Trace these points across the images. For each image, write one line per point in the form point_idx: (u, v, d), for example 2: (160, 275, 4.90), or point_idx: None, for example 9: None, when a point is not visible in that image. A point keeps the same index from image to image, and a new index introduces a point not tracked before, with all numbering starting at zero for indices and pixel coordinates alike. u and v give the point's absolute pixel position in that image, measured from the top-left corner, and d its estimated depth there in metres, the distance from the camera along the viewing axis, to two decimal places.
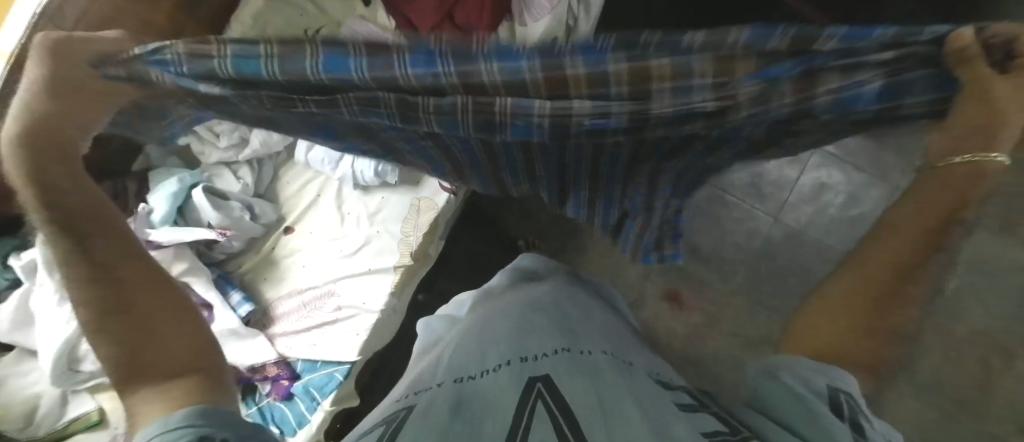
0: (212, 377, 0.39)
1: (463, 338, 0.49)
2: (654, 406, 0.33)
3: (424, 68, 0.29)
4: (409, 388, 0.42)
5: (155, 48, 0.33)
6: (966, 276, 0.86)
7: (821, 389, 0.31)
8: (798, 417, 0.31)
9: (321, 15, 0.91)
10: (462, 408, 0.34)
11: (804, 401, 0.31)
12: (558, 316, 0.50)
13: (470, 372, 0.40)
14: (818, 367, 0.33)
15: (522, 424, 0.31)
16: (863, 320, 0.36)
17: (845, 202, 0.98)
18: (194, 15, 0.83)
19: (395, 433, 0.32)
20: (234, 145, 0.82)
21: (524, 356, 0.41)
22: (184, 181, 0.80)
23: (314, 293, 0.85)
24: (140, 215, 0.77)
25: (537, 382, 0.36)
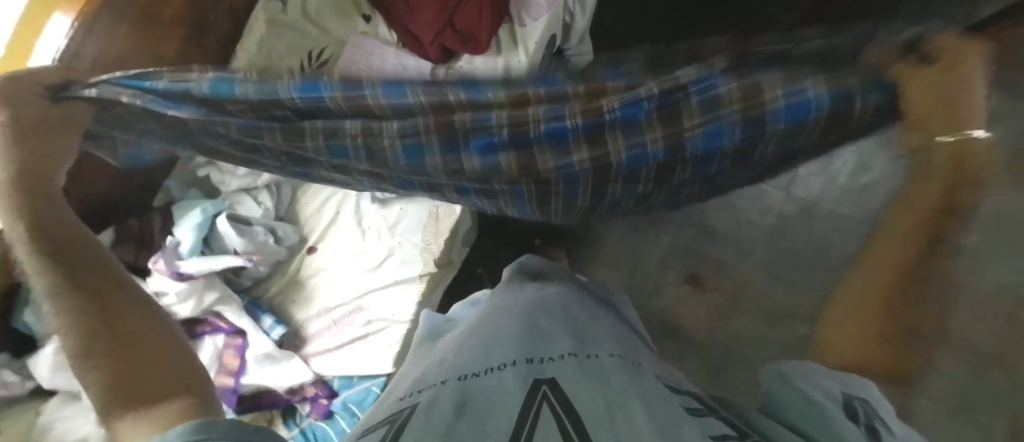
0: (204, 400, 0.37)
1: (467, 342, 0.48)
2: (663, 404, 0.32)
3: (396, 93, 0.48)
4: (412, 388, 0.41)
5: (135, 71, 0.49)
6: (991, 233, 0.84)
7: (834, 393, 0.31)
8: (820, 425, 0.30)
9: (323, 34, 0.90)
10: (466, 404, 0.33)
11: (819, 410, 0.31)
12: (565, 320, 0.49)
13: (474, 371, 0.39)
14: (831, 373, 0.32)
15: (528, 419, 0.30)
16: (885, 326, 0.33)
17: (855, 170, 0.95)
18: (204, 48, 0.85)
19: (396, 432, 0.31)
20: (252, 171, 0.84)
21: (531, 358, 0.40)
22: (207, 210, 0.79)
23: (343, 310, 0.85)
24: (167, 248, 0.77)
25: (542, 384, 0.35)
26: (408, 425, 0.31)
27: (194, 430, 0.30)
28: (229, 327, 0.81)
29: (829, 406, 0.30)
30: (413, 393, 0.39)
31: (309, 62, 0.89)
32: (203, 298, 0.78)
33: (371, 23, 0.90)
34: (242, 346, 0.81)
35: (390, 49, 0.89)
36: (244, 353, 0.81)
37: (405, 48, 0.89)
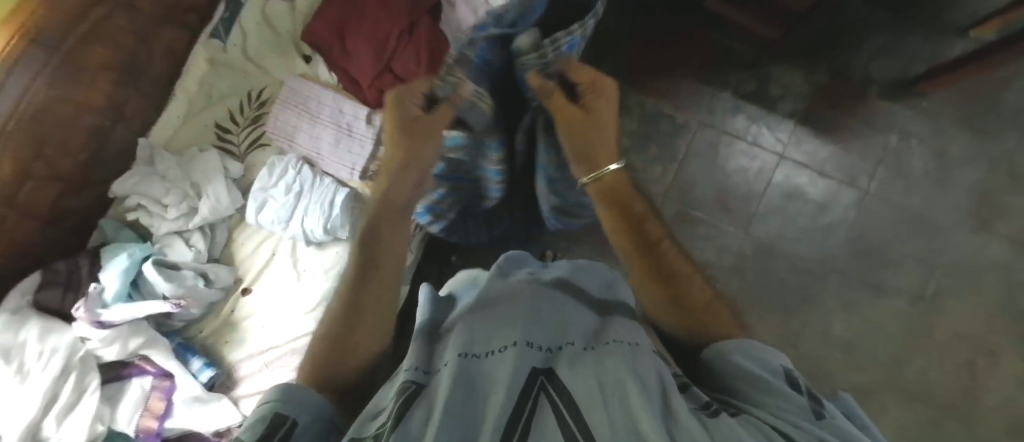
0: (339, 374, 0.47)
1: (474, 312, 0.48)
2: (658, 385, 0.34)
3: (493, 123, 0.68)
4: (413, 361, 0.42)
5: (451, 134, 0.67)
6: (874, 263, 1.12)
7: (777, 368, 0.40)
8: (760, 391, 0.39)
9: (264, 75, 0.92)
10: (469, 390, 0.35)
11: (757, 378, 0.40)
12: (567, 308, 0.49)
13: (475, 351, 0.41)
14: (762, 350, 0.43)
15: (523, 414, 0.32)
16: (667, 290, 0.53)
17: (815, 210, 1.14)
18: (136, 89, 0.86)
19: (403, 412, 0.33)
20: (183, 214, 0.84)
21: (530, 341, 0.41)
22: (134, 255, 0.80)
23: (275, 352, 0.85)
24: (90, 296, 0.77)
25: (540, 376, 0.37)
26: (416, 407, 0.33)
27: (275, 392, 0.38)
28: (157, 370, 0.81)
29: (771, 377, 0.39)
30: (417, 367, 0.41)
31: (250, 103, 0.91)
32: (127, 344, 0.78)
33: (312, 63, 0.92)
34: (169, 388, 0.82)
35: (327, 91, 0.89)
36: (171, 396, 0.81)
37: (345, 90, 0.90)
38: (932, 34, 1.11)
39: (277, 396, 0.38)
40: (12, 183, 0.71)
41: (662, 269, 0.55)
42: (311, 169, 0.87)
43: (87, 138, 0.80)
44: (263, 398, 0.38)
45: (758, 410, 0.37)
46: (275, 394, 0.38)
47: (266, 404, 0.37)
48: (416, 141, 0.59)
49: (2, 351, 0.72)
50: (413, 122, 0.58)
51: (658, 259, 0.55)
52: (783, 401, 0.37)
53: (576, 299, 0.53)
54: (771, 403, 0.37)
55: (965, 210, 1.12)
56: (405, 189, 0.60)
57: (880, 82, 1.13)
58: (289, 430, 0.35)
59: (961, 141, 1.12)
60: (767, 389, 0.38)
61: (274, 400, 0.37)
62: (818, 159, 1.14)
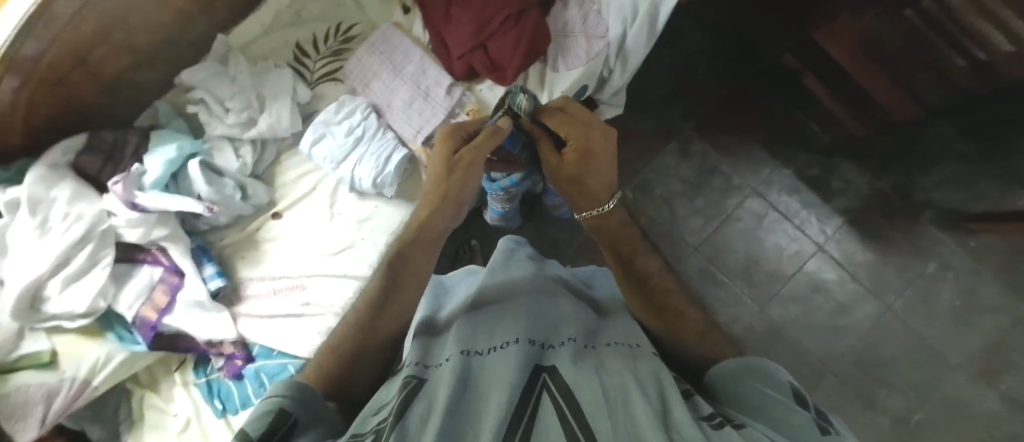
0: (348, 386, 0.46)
1: (474, 312, 0.49)
2: (657, 390, 0.34)
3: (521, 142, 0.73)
4: (413, 357, 0.43)
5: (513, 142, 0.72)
6: (878, 379, 1.10)
7: (784, 384, 0.38)
8: (767, 408, 0.36)
9: (358, 11, 0.92)
10: (469, 384, 0.36)
11: (765, 396, 0.37)
12: (568, 312, 0.51)
13: (478, 348, 0.42)
14: (766, 367, 0.40)
15: (527, 409, 0.32)
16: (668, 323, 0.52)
17: (835, 310, 1.12)
18: None
19: (405, 405, 0.33)
20: (241, 123, 0.83)
21: (532, 339, 0.42)
22: (183, 149, 0.79)
23: (286, 283, 0.83)
24: (131, 175, 0.77)
25: (542, 372, 0.37)
26: (417, 402, 0.33)
27: (285, 386, 0.36)
28: (169, 264, 0.80)
29: (781, 392, 0.37)
30: (418, 364, 0.41)
31: (335, 34, 0.91)
32: (151, 231, 0.77)
33: (408, 15, 0.92)
34: (175, 285, 0.80)
35: (417, 50, 0.89)
36: (175, 294, 0.80)
37: (432, 54, 0.89)
38: (1005, 181, 1.09)
39: (282, 391, 0.36)
40: (91, 39, 0.70)
41: (654, 296, 0.54)
42: (377, 118, 0.88)
43: (171, 17, 0.79)
44: (269, 392, 0.36)
45: (761, 425, 0.34)
46: (279, 390, 0.36)
47: (270, 399, 0.35)
48: (461, 171, 0.63)
49: (31, 201, 0.71)
50: (453, 163, 0.63)
51: (656, 292, 0.54)
52: (788, 422, 0.34)
53: (577, 300, 0.56)
54: (775, 418, 0.35)
55: (977, 357, 1.08)
56: (441, 221, 0.62)
57: (939, 209, 1.11)
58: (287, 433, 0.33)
59: (997, 290, 1.09)
60: (775, 404, 0.36)
61: (280, 394, 0.36)
62: (856, 263, 1.12)
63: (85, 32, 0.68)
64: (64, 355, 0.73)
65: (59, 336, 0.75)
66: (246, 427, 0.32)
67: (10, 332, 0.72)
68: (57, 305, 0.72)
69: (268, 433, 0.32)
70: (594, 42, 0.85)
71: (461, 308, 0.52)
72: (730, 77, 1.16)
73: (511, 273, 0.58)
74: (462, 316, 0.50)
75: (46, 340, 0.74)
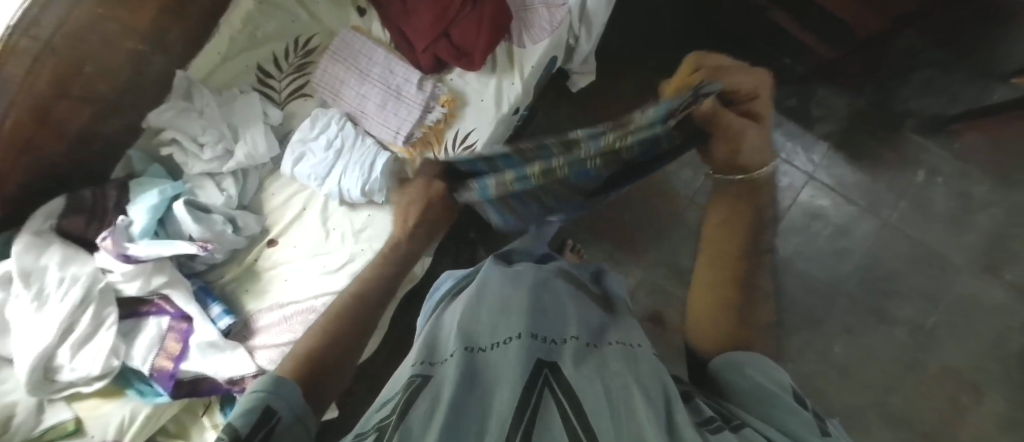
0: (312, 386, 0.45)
1: (476, 303, 0.50)
2: (658, 389, 0.35)
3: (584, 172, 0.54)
4: (419, 355, 0.43)
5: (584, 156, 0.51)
6: (887, 293, 1.12)
7: (783, 381, 0.39)
8: (773, 407, 0.37)
9: (314, 22, 0.91)
10: (475, 381, 0.36)
11: (769, 393, 0.38)
12: (566, 301, 0.52)
13: (481, 344, 0.43)
14: (765, 364, 0.41)
15: (530, 405, 0.33)
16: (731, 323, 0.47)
17: (834, 234, 1.14)
18: (182, 18, 0.83)
19: (410, 403, 0.34)
20: (218, 157, 0.83)
21: (535, 334, 0.43)
22: (164, 193, 0.78)
23: (295, 308, 0.82)
24: (117, 228, 0.75)
25: (544, 369, 0.38)
26: (422, 401, 0.34)
27: (264, 383, 0.37)
28: (175, 311, 0.80)
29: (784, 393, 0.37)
30: (424, 361, 0.42)
31: (295, 49, 0.90)
32: (150, 280, 0.76)
33: (366, 16, 0.90)
34: (185, 330, 0.79)
35: (381, 51, 0.88)
36: (187, 339, 0.79)
37: (397, 51, 0.88)
38: (979, 78, 1.10)
39: (263, 387, 0.37)
40: (47, 100, 0.69)
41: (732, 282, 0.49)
42: (355, 126, 0.87)
43: (124, 61, 0.77)
44: (250, 388, 0.37)
45: (764, 425, 0.35)
46: (260, 386, 0.37)
47: (253, 395, 0.36)
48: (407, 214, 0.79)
49: (22, 273, 0.70)
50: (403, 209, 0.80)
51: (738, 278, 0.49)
52: (789, 420, 0.35)
53: (574, 289, 0.57)
54: (780, 417, 0.36)
55: (976, 253, 1.11)
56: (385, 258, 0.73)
57: (919, 117, 1.12)
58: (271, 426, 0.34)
59: (987, 186, 1.11)
60: (775, 407, 0.37)
61: (259, 391, 0.37)
62: (847, 185, 1.14)
63: (39, 92, 0.67)
64: (87, 421, 0.73)
65: (80, 403, 0.74)
66: (232, 422, 0.33)
67: (31, 408, 0.72)
68: (72, 372, 0.72)
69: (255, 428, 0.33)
70: (556, 10, 0.83)
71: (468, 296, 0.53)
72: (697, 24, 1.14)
73: (511, 262, 0.60)
74: (469, 302, 0.51)
75: (67, 409, 0.73)
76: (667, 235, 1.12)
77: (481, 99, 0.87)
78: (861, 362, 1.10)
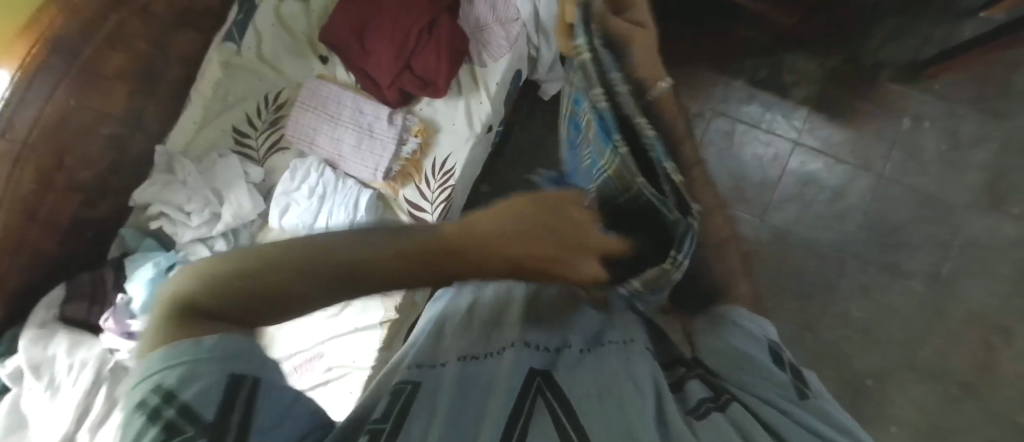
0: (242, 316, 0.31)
1: (471, 316, 0.50)
2: (651, 385, 0.34)
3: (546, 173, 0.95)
4: (412, 359, 0.43)
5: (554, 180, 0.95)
6: (896, 246, 1.10)
7: (768, 347, 0.40)
8: (757, 365, 0.38)
9: (280, 77, 0.93)
10: (467, 388, 0.36)
11: (758, 356, 0.39)
12: (564, 308, 0.51)
13: (475, 353, 0.42)
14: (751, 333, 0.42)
15: (521, 409, 0.33)
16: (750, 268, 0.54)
17: (832, 196, 1.12)
18: (154, 95, 0.85)
19: (403, 407, 0.33)
20: (206, 222, 0.85)
21: (527, 341, 0.42)
22: (159, 264, 0.80)
23: (302, 356, 0.85)
24: (119, 306, 0.78)
25: (537, 376, 0.37)
26: (415, 404, 0.34)
27: (167, 354, 0.27)
28: None
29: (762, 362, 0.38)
30: (417, 366, 0.41)
31: (267, 106, 0.92)
32: None
33: (329, 64, 0.94)
34: None
35: (347, 92, 0.90)
36: None
37: (364, 90, 0.91)
38: (945, 17, 1.10)
39: (169, 360, 0.27)
40: (34, 194, 0.71)
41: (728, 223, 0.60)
42: (333, 171, 0.89)
43: (103, 146, 0.79)
44: (145, 362, 0.27)
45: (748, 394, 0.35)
46: (219, 346, 0.28)
47: (192, 363, 0.27)
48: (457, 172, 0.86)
49: (32, 366, 0.73)
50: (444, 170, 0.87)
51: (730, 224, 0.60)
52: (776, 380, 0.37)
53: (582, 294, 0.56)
54: (766, 379, 0.37)
55: (979, 191, 1.09)
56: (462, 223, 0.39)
57: (893, 66, 1.11)
58: (253, 392, 0.27)
59: (976, 122, 1.09)
60: (763, 369, 0.38)
61: (172, 361, 0.26)
62: (833, 145, 1.13)
63: (25, 188, 0.69)
64: None
65: None
66: (147, 389, 0.25)
67: None
68: None
69: (223, 413, 0.26)
70: (511, 27, 0.86)
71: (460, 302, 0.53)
72: None
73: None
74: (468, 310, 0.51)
75: None
76: None
77: (454, 122, 0.88)
78: (883, 321, 1.08)
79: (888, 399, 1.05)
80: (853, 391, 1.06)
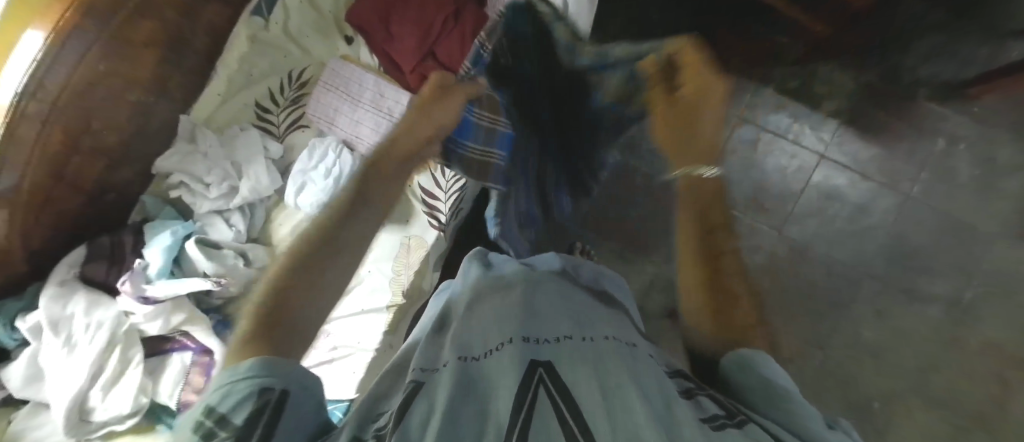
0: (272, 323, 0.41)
1: (472, 312, 0.50)
2: (656, 390, 0.34)
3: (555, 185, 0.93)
4: (418, 362, 0.43)
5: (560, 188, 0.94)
6: (916, 269, 1.07)
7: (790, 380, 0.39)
8: (775, 401, 0.37)
9: (305, 55, 0.94)
10: (466, 390, 0.36)
11: (777, 391, 0.37)
12: (568, 303, 0.51)
13: (475, 353, 0.42)
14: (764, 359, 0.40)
15: (524, 408, 0.32)
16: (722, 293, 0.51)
17: (854, 214, 1.09)
18: (180, 65, 0.86)
19: (405, 410, 0.34)
20: (224, 194, 0.86)
21: (527, 337, 0.42)
22: (176, 233, 0.82)
23: None
24: (136, 271, 0.79)
25: (539, 367, 0.37)
26: (416, 406, 0.34)
27: (255, 368, 0.35)
28: (196, 346, 0.82)
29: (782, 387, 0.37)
30: (420, 368, 0.41)
31: (290, 83, 0.93)
32: (170, 319, 0.79)
33: (353, 44, 0.93)
34: (208, 364, 0.81)
35: (369, 75, 0.89)
36: (211, 372, 0.81)
37: (386, 73, 0.90)
38: (993, 37, 1.05)
39: (254, 370, 0.35)
40: (61, 156, 0.73)
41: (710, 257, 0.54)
42: (350, 153, 0.89)
43: (130, 113, 0.81)
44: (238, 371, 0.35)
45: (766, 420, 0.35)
46: (254, 367, 0.35)
47: (247, 380, 0.34)
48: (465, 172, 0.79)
49: (50, 322, 0.74)
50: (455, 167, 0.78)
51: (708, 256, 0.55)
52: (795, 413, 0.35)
53: (589, 297, 0.55)
54: (788, 412, 0.35)
55: (1010, 219, 1.05)
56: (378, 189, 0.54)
57: (932, 84, 1.07)
58: (279, 403, 0.34)
59: (1015, 149, 1.05)
60: (781, 403, 0.36)
61: (251, 376, 0.34)
62: (860, 162, 1.09)
63: (52, 149, 0.71)
64: None
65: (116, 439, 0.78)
66: (225, 404, 0.32)
67: None
68: (104, 411, 0.75)
69: (255, 416, 0.32)
70: None
71: (461, 302, 0.53)
72: (688, 13, 1.12)
73: (498, 270, 0.60)
74: (469, 305, 0.51)
75: None
76: (675, 229, 1.10)
77: None
78: (894, 344, 1.06)
79: (892, 423, 1.03)
80: (857, 412, 1.04)
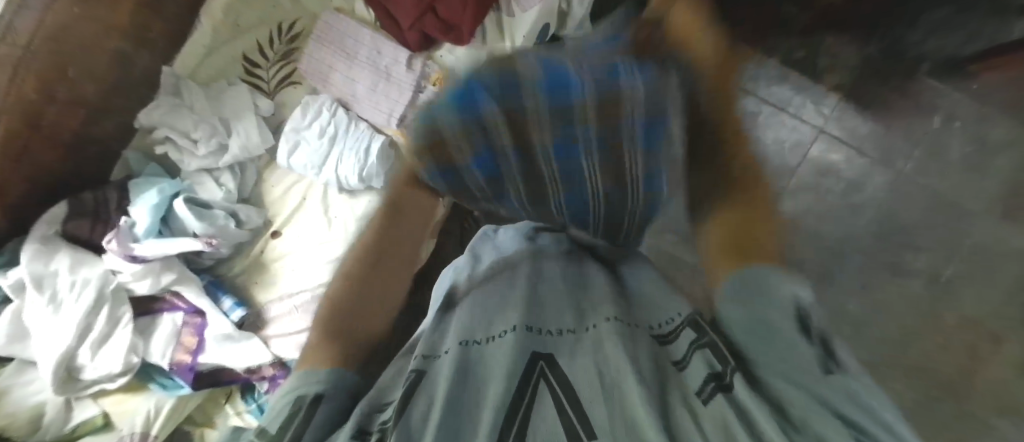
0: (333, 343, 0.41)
1: (472, 297, 0.47)
2: (654, 380, 0.33)
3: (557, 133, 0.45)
4: (421, 347, 0.41)
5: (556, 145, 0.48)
6: (902, 245, 1.09)
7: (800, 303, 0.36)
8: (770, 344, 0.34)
9: (296, 6, 0.89)
10: (468, 380, 0.35)
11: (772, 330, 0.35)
12: (573, 287, 0.48)
13: (478, 337, 0.39)
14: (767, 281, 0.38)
15: (524, 403, 0.32)
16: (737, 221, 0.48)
17: (847, 189, 1.10)
18: (163, 13, 0.81)
19: (407, 401, 0.33)
20: (212, 152, 0.84)
21: (531, 325, 0.40)
22: (164, 191, 0.79)
23: (303, 297, 0.81)
24: (122, 229, 0.77)
25: (540, 360, 0.36)
26: (417, 399, 0.33)
27: (304, 383, 0.37)
28: (187, 306, 0.81)
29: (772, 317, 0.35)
30: (422, 354, 0.39)
31: (280, 36, 0.88)
32: (160, 278, 0.78)
33: None
34: (200, 325, 0.80)
35: (366, 30, 0.86)
36: (203, 332, 0.80)
37: (382, 29, 0.86)
38: (1002, 13, 1.03)
39: (305, 387, 0.36)
40: (38, 105, 0.69)
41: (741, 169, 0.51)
42: (346, 112, 0.86)
43: (109, 63, 0.76)
44: (292, 385, 0.37)
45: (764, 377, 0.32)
46: (303, 387, 0.37)
47: (294, 396, 0.36)
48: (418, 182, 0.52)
49: (35, 279, 0.72)
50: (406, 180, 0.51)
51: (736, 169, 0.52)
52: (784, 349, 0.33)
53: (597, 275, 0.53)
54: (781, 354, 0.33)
55: (997, 199, 1.07)
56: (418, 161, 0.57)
57: (936, 60, 1.06)
58: (310, 407, 0.34)
59: (1009, 127, 1.06)
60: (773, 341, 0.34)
61: (301, 392, 0.36)
62: (858, 137, 1.09)
63: (29, 96, 0.67)
64: (115, 415, 0.76)
65: (105, 398, 0.76)
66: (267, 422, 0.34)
67: (60, 405, 0.74)
68: (94, 370, 0.74)
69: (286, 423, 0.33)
70: None
71: (466, 286, 0.51)
72: None
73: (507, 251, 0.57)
74: (475, 289, 0.49)
75: (93, 405, 0.76)
76: None
77: None
78: (875, 317, 1.09)
79: None
80: None
